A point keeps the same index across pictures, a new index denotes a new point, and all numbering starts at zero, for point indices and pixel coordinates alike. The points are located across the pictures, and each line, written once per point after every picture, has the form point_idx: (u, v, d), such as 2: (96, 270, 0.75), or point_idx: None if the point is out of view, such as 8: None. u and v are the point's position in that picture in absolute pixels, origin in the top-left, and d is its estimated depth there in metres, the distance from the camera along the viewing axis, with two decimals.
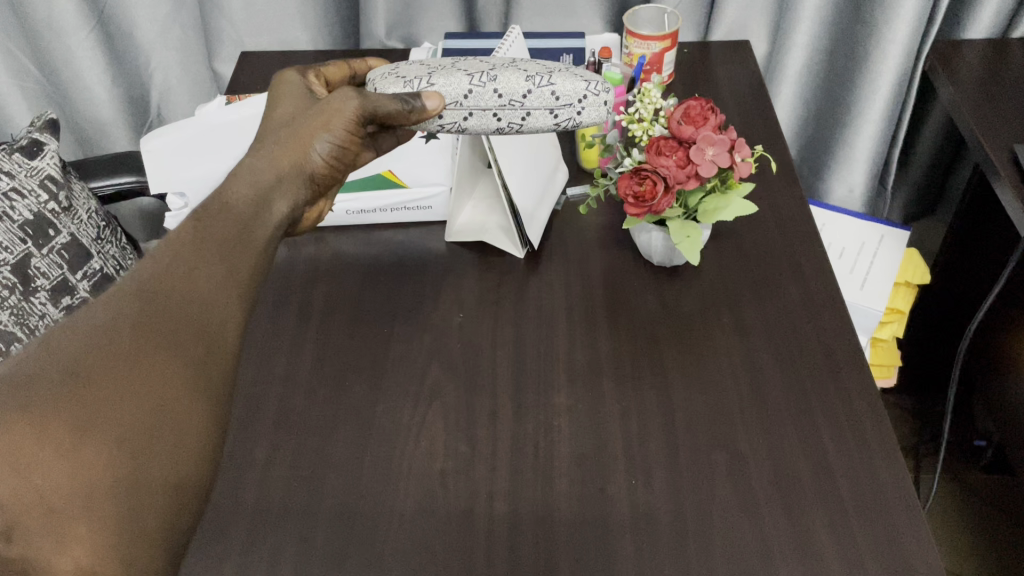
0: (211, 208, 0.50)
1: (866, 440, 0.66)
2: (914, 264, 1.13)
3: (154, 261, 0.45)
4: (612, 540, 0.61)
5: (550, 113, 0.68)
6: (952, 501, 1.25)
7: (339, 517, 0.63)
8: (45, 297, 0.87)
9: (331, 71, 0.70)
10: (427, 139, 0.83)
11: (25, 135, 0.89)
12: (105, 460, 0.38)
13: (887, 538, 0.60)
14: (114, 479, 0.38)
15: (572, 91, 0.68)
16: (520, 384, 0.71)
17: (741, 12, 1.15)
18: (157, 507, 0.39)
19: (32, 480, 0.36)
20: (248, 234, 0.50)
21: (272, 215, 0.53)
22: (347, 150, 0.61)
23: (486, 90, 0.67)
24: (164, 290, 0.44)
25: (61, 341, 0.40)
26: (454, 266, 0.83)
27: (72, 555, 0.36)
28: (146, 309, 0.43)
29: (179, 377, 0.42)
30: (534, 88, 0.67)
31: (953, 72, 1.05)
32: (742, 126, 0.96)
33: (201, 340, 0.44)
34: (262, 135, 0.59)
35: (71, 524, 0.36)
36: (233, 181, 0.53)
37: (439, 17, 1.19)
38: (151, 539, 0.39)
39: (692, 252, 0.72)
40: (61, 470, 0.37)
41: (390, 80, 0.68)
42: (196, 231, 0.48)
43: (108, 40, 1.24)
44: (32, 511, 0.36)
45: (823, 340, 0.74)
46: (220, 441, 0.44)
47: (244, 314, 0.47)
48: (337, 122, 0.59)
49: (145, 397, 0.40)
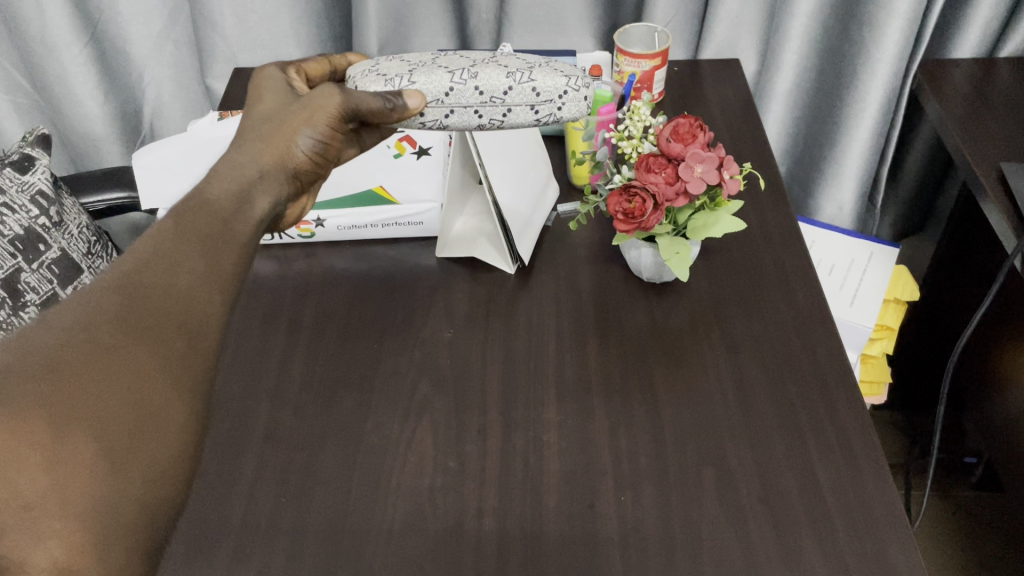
0: (193, 203, 0.50)
1: (854, 455, 0.66)
2: (900, 282, 1.14)
3: (133, 255, 0.45)
4: (601, 556, 0.60)
5: (531, 109, 0.69)
6: (942, 518, 1.25)
7: (327, 533, 0.63)
8: (34, 311, 0.86)
9: (311, 66, 0.71)
10: (419, 156, 0.86)
11: (17, 149, 0.89)
12: (82, 456, 0.38)
13: (874, 554, 0.60)
14: (91, 473, 0.37)
15: (552, 88, 0.69)
16: (509, 399, 0.71)
17: (730, 31, 1.16)
18: (133, 501, 0.39)
19: (8, 474, 0.36)
20: (230, 229, 0.50)
21: (254, 210, 0.53)
22: (329, 146, 0.60)
23: (467, 87, 0.67)
24: (144, 284, 0.44)
25: (38, 335, 0.40)
26: (443, 281, 0.83)
27: (48, 553, 0.36)
28: (125, 303, 0.43)
29: (159, 374, 0.42)
30: (515, 85, 0.68)
31: (940, 92, 1.06)
32: (731, 144, 0.97)
33: (181, 334, 0.43)
34: (244, 132, 0.59)
35: (46, 521, 0.36)
36: (214, 177, 0.53)
37: (432, 35, 1.22)
38: (130, 535, 0.38)
39: (681, 267, 0.73)
40: (37, 466, 0.37)
41: (371, 78, 0.68)
42: (178, 225, 0.48)
43: (101, 55, 1.25)
44: (9, 506, 0.36)
45: (812, 357, 0.74)
46: (200, 435, 0.43)
47: (227, 308, 0.47)
48: (319, 117, 0.59)
49: (123, 393, 0.40)
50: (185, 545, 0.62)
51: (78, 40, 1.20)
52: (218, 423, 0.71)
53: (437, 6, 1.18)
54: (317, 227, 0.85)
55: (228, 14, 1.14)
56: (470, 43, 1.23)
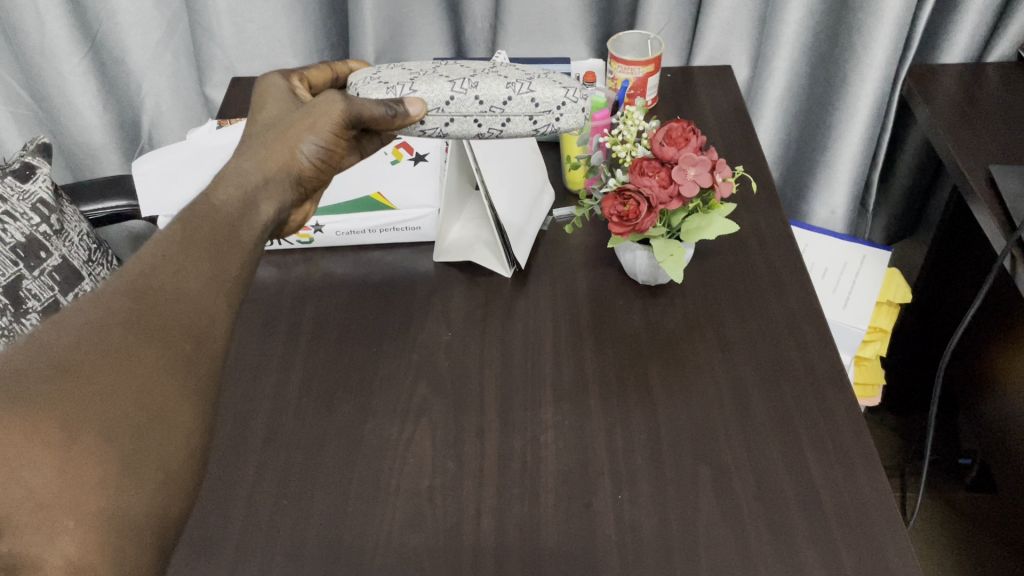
0: (199, 209, 0.51)
1: (844, 448, 0.68)
2: (891, 284, 1.16)
3: (142, 261, 0.46)
4: (598, 553, 0.61)
5: (530, 119, 0.70)
6: (936, 519, 1.26)
7: (328, 533, 0.63)
8: (35, 318, 0.87)
9: (314, 74, 0.72)
10: (417, 161, 0.86)
11: (18, 158, 0.90)
12: (94, 456, 0.38)
13: (867, 546, 0.61)
14: (102, 474, 0.38)
15: (551, 99, 0.70)
16: (508, 400, 0.72)
17: (723, 38, 1.18)
18: (144, 501, 0.39)
19: (20, 475, 0.37)
20: (235, 234, 0.50)
21: (259, 216, 0.54)
22: (333, 153, 0.60)
23: (468, 97, 0.69)
24: (153, 289, 0.45)
25: (49, 338, 0.41)
26: (441, 285, 0.84)
27: (62, 552, 0.36)
28: (134, 307, 0.43)
29: (167, 378, 0.42)
30: (514, 96, 0.69)
31: (930, 97, 1.08)
32: (723, 147, 0.99)
33: (188, 337, 0.44)
34: (250, 139, 0.60)
35: (59, 520, 0.37)
36: (219, 184, 0.54)
37: (427, 43, 1.23)
38: (140, 535, 0.39)
39: (676, 270, 0.74)
40: (50, 465, 0.37)
41: (373, 86, 0.69)
42: (185, 230, 0.48)
43: (99, 66, 1.26)
44: (22, 506, 0.37)
45: (804, 355, 0.75)
46: (207, 436, 0.44)
47: (232, 313, 0.48)
48: (323, 124, 0.59)
49: (134, 396, 0.41)
50: (187, 549, 0.63)
51: (78, 51, 1.22)
52: (219, 426, 0.71)
53: (433, 16, 1.20)
54: (315, 233, 0.86)
55: (225, 24, 1.15)
56: (464, 51, 1.25)
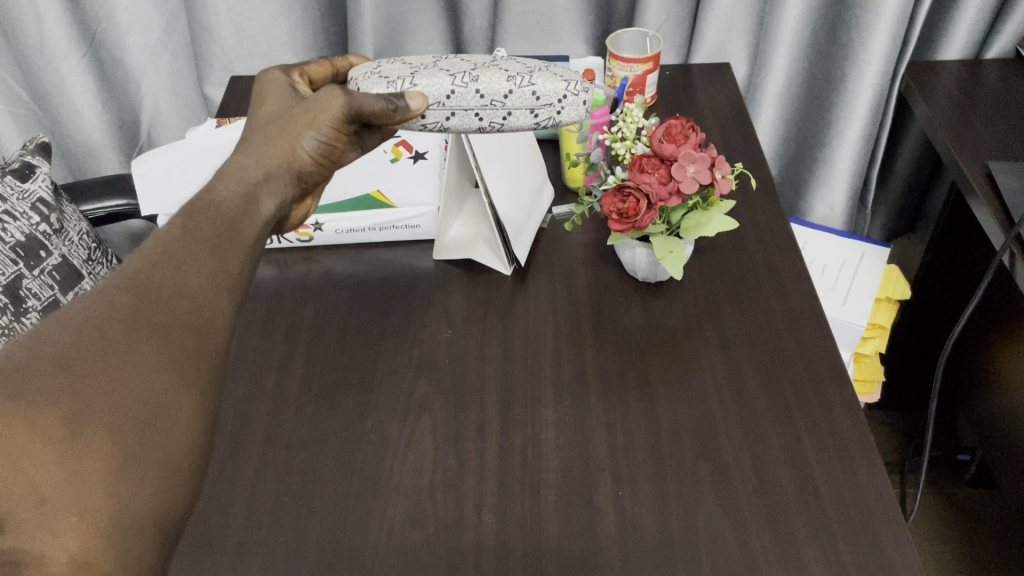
0: (200, 205, 0.51)
1: (844, 444, 0.68)
2: (890, 280, 1.16)
3: (142, 257, 0.46)
4: (599, 549, 0.61)
5: (531, 113, 0.70)
6: (936, 515, 1.26)
7: (328, 530, 0.63)
8: (35, 317, 0.87)
9: (313, 70, 0.72)
10: (416, 160, 0.89)
11: (17, 158, 0.90)
12: (96, 451, 0.39)
13: (866, 541, 0.61)
14: (105, 468, 0.38)
15: (553, 91, 0.70)
16: (508, 397, 0.72)
17: (721, 35, 1.18)
18: (147, 495, 0.40)
19: (24, 470, 0.37)
20: (236, 229, 0.50)
21: (260, 211, 0.54)
22: (334, 148, 0.61)
23: (469, 90, 0.69)
24: (154, 285, 0.45)
25: (51, 334, 0.41)
26: (441, 283, 0.84)
27: (64, 546, 0.37)
28: (135, 302, 0.43)
29: (168, 372, 0.42)
30: (515, 89, 0.69)
31: (929, 93, 1.08)
32: (722, 144, 0.99)
33: (190, 333, 0.44)
34: (251, 134, 0.60)
35: (60, 516, 0.37)
36: (221, 180, 0.54)
37: (426, 42, 1.23)
38: (143, 529, 0.39)
39: (675, 266, 0.74)
40: (54, 460, 0.38)
41: (373, 81, 0.69)
42: (185, 226, 0.48)
43: (98, 65, 1.26)
44: (25, 501, 0.37)
45: (804, 351, 0.75)
46: (210, 432, 0.44)
47: (234, 309, 0.47)
48: (323, 119, 0.59)
49: (136, 391, 0.41)
50: (188, 547, 0.63)
51: (77, 51, 1.22)
52: (220, 424, 0.71)
53: (432, 14, 1.20)
54: (315, 231, 0.86)
55: (224, 22, 1.15)
56: (463, 49, 1.25)
